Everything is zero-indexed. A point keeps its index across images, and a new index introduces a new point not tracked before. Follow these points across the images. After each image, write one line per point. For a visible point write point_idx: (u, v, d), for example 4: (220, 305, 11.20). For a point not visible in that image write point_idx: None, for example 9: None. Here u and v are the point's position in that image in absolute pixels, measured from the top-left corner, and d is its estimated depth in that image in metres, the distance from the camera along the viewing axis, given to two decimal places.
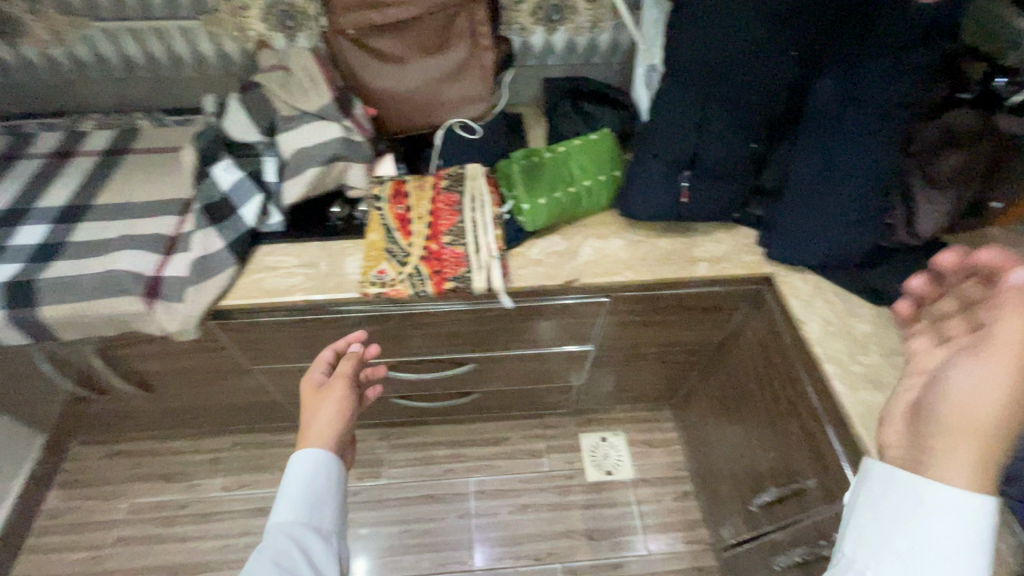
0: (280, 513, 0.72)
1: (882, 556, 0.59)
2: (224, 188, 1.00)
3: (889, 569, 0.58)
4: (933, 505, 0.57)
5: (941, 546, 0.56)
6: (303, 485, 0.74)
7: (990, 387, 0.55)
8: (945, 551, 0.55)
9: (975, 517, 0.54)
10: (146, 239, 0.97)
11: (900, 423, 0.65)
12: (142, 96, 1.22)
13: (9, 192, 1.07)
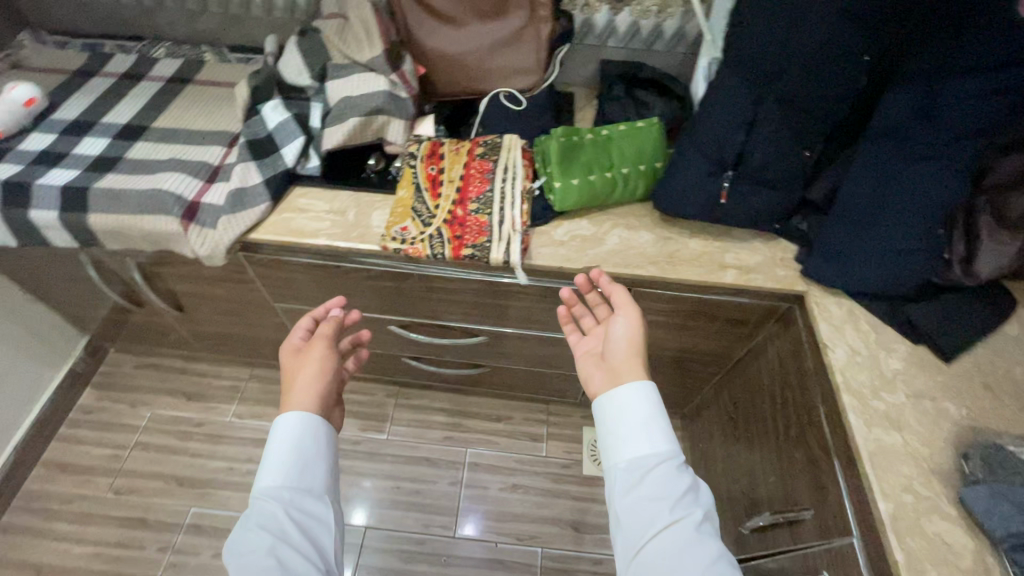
0: (267, 482, 0.81)
1: (628, 463, 0.77)
2: (270, 127, 1.03)
3: (635, 470, 0.76)
4: (630, 409, 0.78)
5: (640, 431, 0.77)
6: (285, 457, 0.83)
7: (634, 330, 0.85)
8: (644, 431, 0.77)
9: (643, 395, 0.79)
10: (192, 165, 1.01)
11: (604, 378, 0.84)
12: (211, 31, 1.26)
13: (80, 104, 1.14)
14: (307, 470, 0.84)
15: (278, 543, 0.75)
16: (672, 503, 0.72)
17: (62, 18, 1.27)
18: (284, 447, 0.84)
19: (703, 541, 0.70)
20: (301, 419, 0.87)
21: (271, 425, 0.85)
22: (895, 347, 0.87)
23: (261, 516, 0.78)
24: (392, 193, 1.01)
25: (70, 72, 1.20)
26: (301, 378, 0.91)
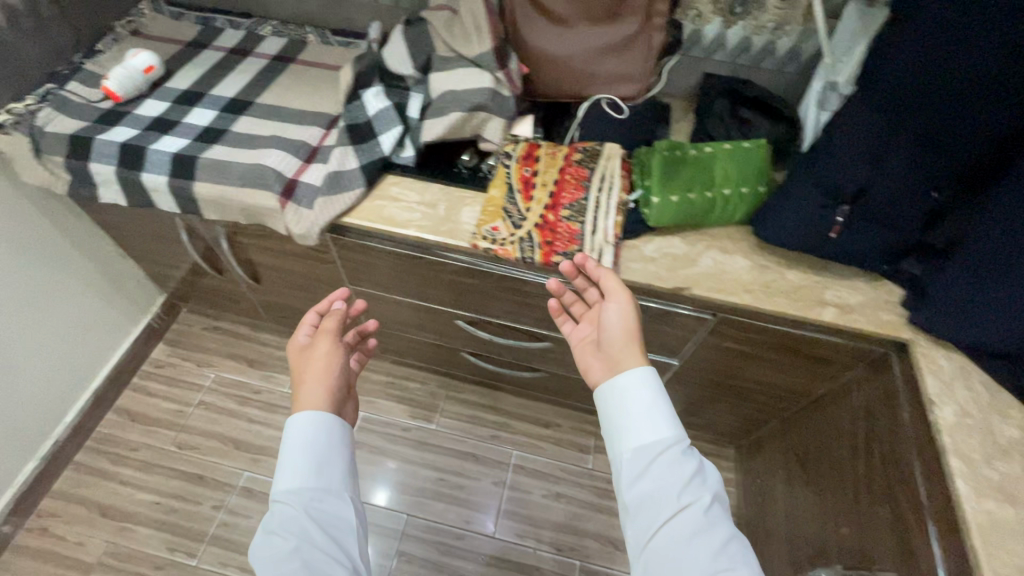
0: (287, 482, 0.81)
1: (633, 454, 0.73)
2: (370, 113, 1.04)
3: (643, 460, 0.72)
4: (634, 396, 0.76)
5: (646, 419, 0.74)
6: (305, 456, 0.83)
7: (627, 315, 0.81)
8: (650, 418, 0.74)
9: (645, 379, 0.76)
10: (293, 144, 1.04)
11: (604, 368, 0.81)
12: (317, 12, 1.28)
13: (192, 74, 1.18)
14: (326, 466, 0.84)
15: (300, 545, 0.75)
16: (681, 491, 0.69)
17: None
18: (302, 445, 0.84)
19: (715, 526, 0.68)
20: (314, 415, 0.87)
21: (288, 424, 0.85)
22: (1009, 413, 0.81)
23: (284, 518, 0.78)
24: (483, 190, 1.00)
25: (183, 43, 1.25)
26: (309, 377, 0.91)
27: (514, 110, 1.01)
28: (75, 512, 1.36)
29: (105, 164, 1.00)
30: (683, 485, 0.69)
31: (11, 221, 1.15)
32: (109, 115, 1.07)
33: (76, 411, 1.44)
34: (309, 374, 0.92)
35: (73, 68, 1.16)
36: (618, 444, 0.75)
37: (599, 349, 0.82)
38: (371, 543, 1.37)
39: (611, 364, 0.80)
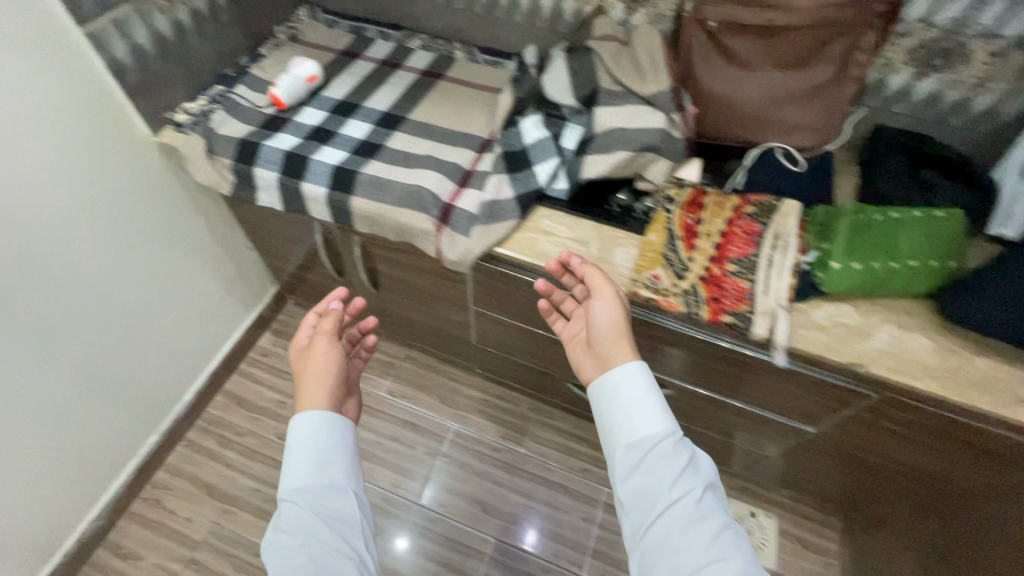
0: (292, 481, 0.80)
1: (627, 450, 0.76)
2: (526, 142, 1.02)
3: (636, 454, 0.75)
4: (626, 392, 0.79)
5: (638, 414, 0.77)
6: (309, 454, 0.82)
7: (614, 312, 0.83)
8: (643, 414, 0.77)
9: (635, 374, 0.79)
10: (447, 166, 1.03)
11: (595, 365, 0.84)
12: (467, 29, 1.28)
13: (346, 84, 1.20)
14: (331, 464, 0.83)
15: (307, 541, 0.74)
16: (671, 485, 0.72)
17: None
18: (306, 446, 0.83)
19: (708, 517, 0.70)
20: (318, 414, 0.86)
21: (290, 427, 0.84)
22: None
23: (291, 520, 0.77)
24: (638, 232, 0.96)
25: (337, 52, 1.27)
26: (309, 376, 0.90)
27: (681, 153, 0.96)
28: (184, 489, 1.42)
29: (269, 170, 1.03)
30: (676, 478, 0.72)
31: (167, 213, 1.21)
32: (272, 122, 1.10)
33: (192, 392, 1.50)
34: (309, 373, 0.91)
35: (239, 71, 1.20)
36: (611, 440, 0.79)
37: (592, 349, 0.85)
38: (403, 533, 1.40)
39: (603, 362, 0.83)
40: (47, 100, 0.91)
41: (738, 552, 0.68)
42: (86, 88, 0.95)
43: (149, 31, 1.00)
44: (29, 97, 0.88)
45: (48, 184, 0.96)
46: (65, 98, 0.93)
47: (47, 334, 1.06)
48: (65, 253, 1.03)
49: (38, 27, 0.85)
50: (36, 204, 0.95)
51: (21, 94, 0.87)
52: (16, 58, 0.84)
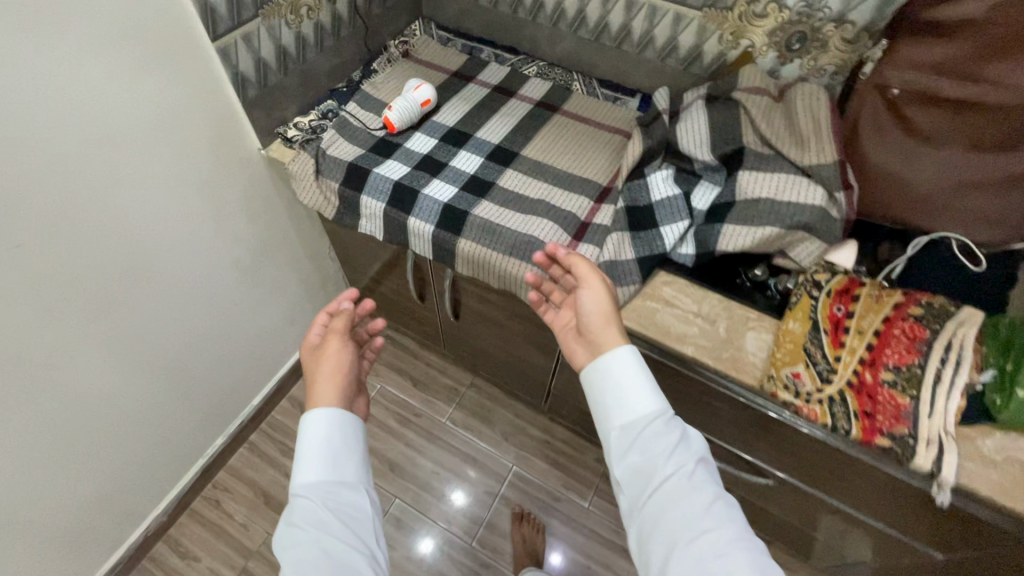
0: (304, 476, 0.76)
1: (619, 427, 0.75)
2: (653, 198, 0.93)
3: (628, 431, 0.74)
4: (617, 371, 0.77)
5: (630, 392, 0.76)
6: (323, 448, 0.78)
7: (603, 301, 0.79)
8: (635, 393, 0.76)
9: (627, 355, 0.77)
10: (562, 215, 0.96)
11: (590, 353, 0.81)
12: (589, 60, 1.19)
13: (458, 110, 1.14)
14: (342, 462, 0.79)
15: (318, 532, 0.70)
16: (664, 462, 0.71)
17: (453, 15, 1.29)
18: (317, 443, 0.78)
19: (700, 490, 0.69)
20: (330, 414, 0.81)
21: (300, 427, 0.80)
22: None
23: (303, 518, 0.72)
24: (773, 316, 0.86)
25: (450, 73, 1.22)
26: (323, 376, 0.86)
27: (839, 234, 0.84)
28: (244, 493, 1.42)
29: (377, 200, 0.99)
30: (670, 453, 0.71)
31: (264, 222, 1.20)
32: (382, 146, 1.05)
33: (261, 395, 1.50)
34: (324, 375, 0.86)
35: (351, 86, 1.16)
36: (604, 418, 0.78)
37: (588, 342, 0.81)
38: (428, 534, 1.39)
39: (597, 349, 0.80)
40: (165, 109, 0.89)
41: (734, 524, 0.67)
42: (204, 98, 0.93)
43: (274, 46, 0.97)
44: (148, 106, 0.86)
45: (156, 193, 0.95)
46: (182, 107, 0.91)
47: (140, 339, 1.06)
48: (164, 259, 1.02)
49: (167, 37, 0.83)
50: (142, 211, 0.94)
51: (141, 102, 0.85)
52: (140, 66, 0.82)
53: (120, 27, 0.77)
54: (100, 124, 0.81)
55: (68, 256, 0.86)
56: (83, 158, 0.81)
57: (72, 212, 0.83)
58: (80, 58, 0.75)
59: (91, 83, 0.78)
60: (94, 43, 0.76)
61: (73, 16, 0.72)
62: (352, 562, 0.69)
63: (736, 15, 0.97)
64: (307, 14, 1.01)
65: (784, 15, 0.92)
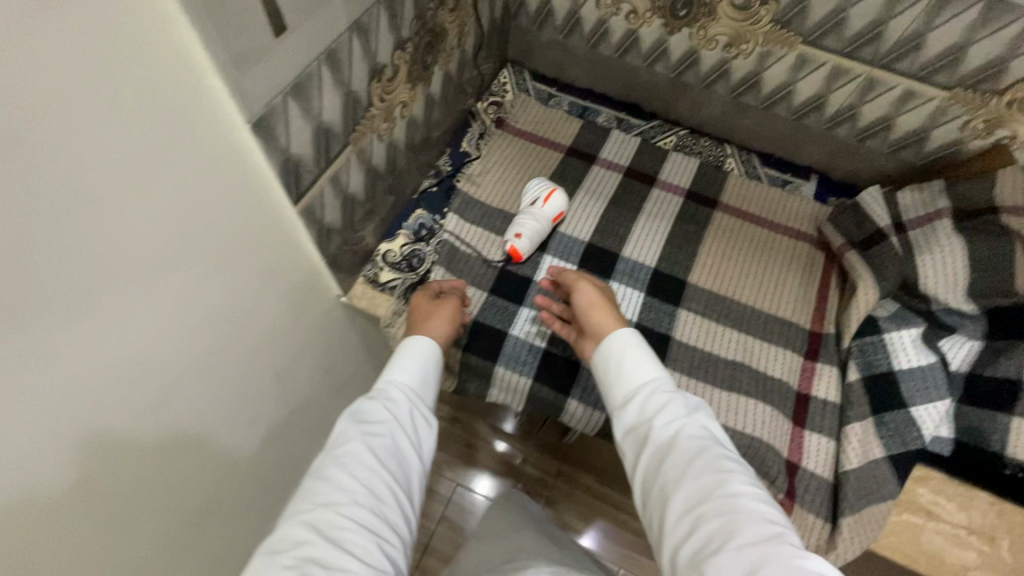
0: (400, 371, 0.63)
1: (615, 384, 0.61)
2: (898, 366, 0.70)
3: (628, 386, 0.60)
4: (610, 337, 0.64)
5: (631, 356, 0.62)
6: (421, 361, 0.65)
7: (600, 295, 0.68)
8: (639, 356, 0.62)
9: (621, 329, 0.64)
10: (773, 387, 0.73)
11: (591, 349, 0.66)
12: (745, 129, 0.92)
13: (591, 210, 0.86)
14: (431, 386, 0.65)
15: (389, 429, 0.56)
16: (668, 413, 0.55)
17: (555, 61, 0.97)
18: (417, 356, 0.65)
19: (717, 448, 0.53)
20: (431, 352, 0.66)
21: (403, 340, 0.67)
22: None
23: (387, 403, 0.59)
24: None
25: (565, 148, 0.92)
26: (437, 321, 0.69)
27: None
28: None
29: (519, 376, 0.73)
30: (679, 409, 0.56)
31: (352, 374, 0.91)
32: (510, 285, 0.78)
33: None
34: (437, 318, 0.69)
35: (442, 183, 0.88)
36: (600, 383, 0.63)
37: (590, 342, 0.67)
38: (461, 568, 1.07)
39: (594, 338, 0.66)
40: (247, 313, 0.57)
41: (755, 490, 0.49)
42: (288, 274, 0.62)
43: (363, 170, 0.67)
44: (227, 324, 0.54)
45: (251, 423, 0.63)
46: (266, 304, 0.60)
47: None
48: (267, 493, 0.73)
49: (242, 215, 0.50)
50: (240, 463, 0.63)
51: (223, 327, 0.54)
52: (213, 275, 0.50)
53: (182, 230, 0.44)
54: (178, 386, 0.49)
55: (167, 574, 0.55)
56: (166, 458, 0.50)
57: (165, 523, 0.52)
58: (134, 313, 0.42)
59: (156, 334, 0.45)
60: (152, 275, 0.43)
61: (122, 274, 0.40)
62: (411, 477, 0.56)
63: (1004, 101, 0.70)
64: (401, 113, 0.70)
65: None
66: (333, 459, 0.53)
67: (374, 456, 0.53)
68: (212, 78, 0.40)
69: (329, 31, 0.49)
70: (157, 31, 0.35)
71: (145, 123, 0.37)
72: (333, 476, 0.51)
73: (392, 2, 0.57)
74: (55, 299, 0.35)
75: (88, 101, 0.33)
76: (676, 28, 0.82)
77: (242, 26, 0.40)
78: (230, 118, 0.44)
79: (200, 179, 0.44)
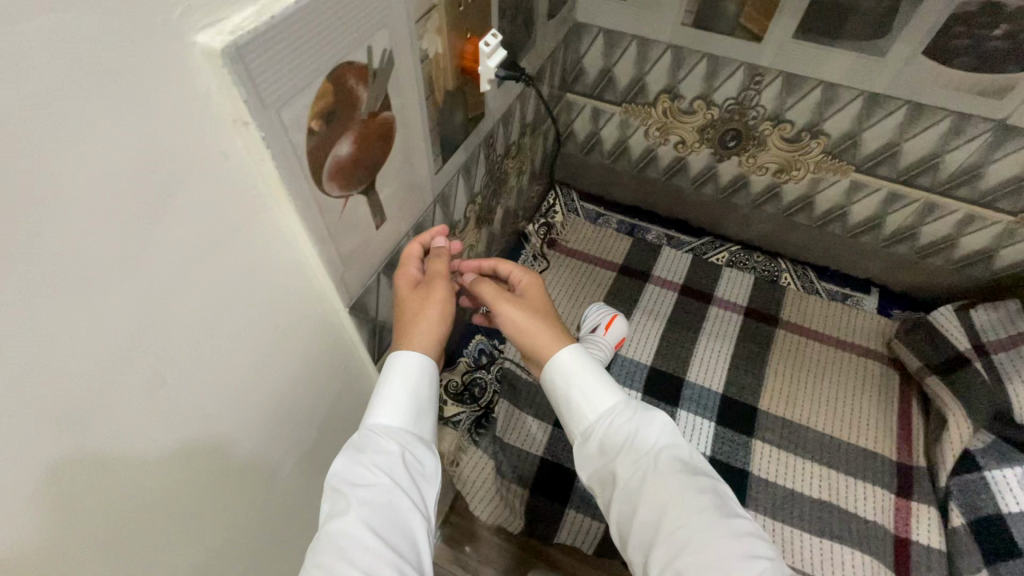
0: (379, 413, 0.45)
1: (582, 413, 0.49)
2: (1005, 509, 0.65)
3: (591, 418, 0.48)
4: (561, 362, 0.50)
5: (588, 385, 0.49)
6: (406, 392, 0.46)
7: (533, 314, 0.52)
8: (596, 383, 0.49)
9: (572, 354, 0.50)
10: (866, 532, 0.67)
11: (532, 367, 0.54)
12: (798, 244, 0.92)
13: (651, 332, 0.85)
14: (428, 417, 0.48)
15: (383, 489, 0.41)
16: (648, 449, 0.45)
17: (602, 182, 1.01)
18: (405, 380, 0.46)
19: (705, 493, 0.42)
20: (421, 374, 0.47)
21: (386, 360, 0.47)
22: None
23: (375, 455, 0.43)
24: None
25: (618, 267, 0.93)
26: (427, 321, 0.48)
27: None
28: None
29: (592, 520, 0.69)
30: (656, 445, 0.45)
31: None
32: None
33: None
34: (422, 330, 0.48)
35: None
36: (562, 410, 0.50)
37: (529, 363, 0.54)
38: None
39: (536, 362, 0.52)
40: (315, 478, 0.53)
41: (742, 523, 0.41)
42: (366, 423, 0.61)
43: None
44: (296, 495, 0.50)
45: None
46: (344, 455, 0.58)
47: None
48: None
49: (320, 381, 0.48)
50: None
51: (300, 490, 0.51)
52: (291, 435, 0.47)
53: (256, 409, 0.41)
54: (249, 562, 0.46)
55: None
56: None
57: None
58: (218, 510, 0.40)
59: (235, 515, 0.42)
60: (230, 463, 0.40)
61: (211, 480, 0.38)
62: (426, 546, 0.42)
63: None
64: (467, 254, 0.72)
65: None
66: (325, 543, 0.38)
67: (374, 528, 0.39)
68: (313, 271, 0.40)
69: (419, 207, 0.52)
70: (275, 241, 0.35)
71: (253, 323, 0.36)
72: (325, 561, 0.37)
73: (469, 167, 0.60)
74: (145, 522, 0.33)
75: (211, 321, 0.33)
76: (724, 157, 0.85)
77: (353, 225, 0.42)
78: (327, 295, 0.43)
79: (281, 358, 0.41)
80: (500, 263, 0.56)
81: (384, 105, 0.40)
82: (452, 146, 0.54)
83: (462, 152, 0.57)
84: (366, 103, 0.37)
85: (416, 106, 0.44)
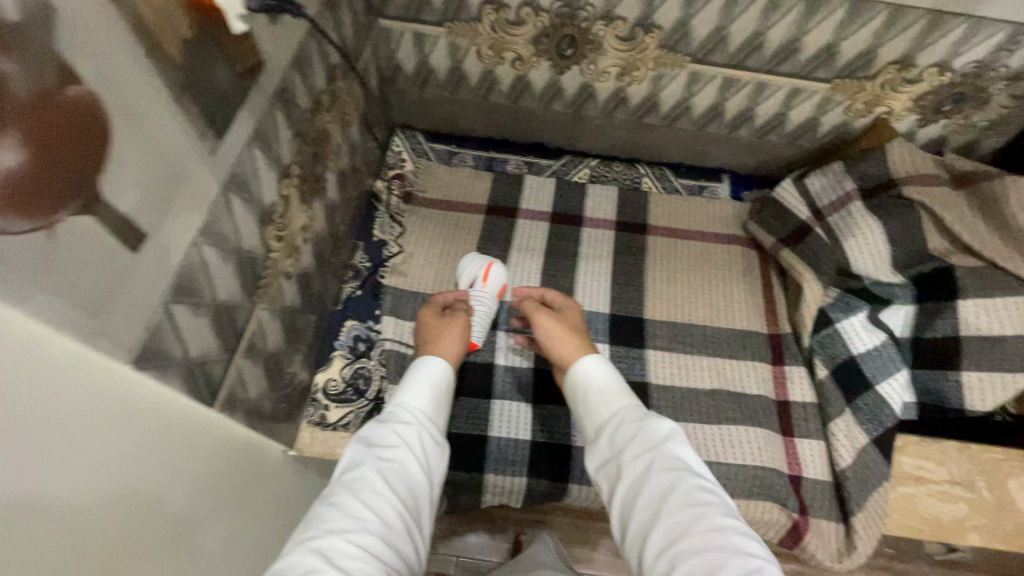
0: (408, 396, 0.54)
1: (594, 415, 0.54)
2: (856, 351, 0.72)
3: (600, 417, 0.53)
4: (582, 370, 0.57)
5: (605, 391, 0.54)
6: (430, 384, 0.55)
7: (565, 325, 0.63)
8: (611, 391, 0.54)
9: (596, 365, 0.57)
10: (754, 405, 0.73)
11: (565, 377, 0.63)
12: (652, 147, 0.92)
13: (532, 270, 0.81)
14: (445, 411, 0.56)
15: (398, 455, 0.48)
16: (648, 444, 0.48)
17: (446, 117, 0.91)
18: (429, 375, 0.56)
19: (697, 482, 0.45)
20: (443, 373, 0.57)
21: (417, 360, 0.57)
22: None
23: (399, 426, 0.50)
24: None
25: (483, 209, 0.86)
26: (446, 336, 0.63)
27: None
28: None
29: (513, 477, 0.67)
30: (655, 440, 0.48)
31: None
32: (473, 380, 0.72)
33: None
34: (447, 338, 0.62)
35: (365, 284, 0.79)
36: (580, 413, 0.56)
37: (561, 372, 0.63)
38: None
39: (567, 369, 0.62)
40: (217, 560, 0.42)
41: (740, 525, 0.42)
42: (241, 469, 0.49)
43: (278, 316, 0.57)
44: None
45: None
46: (235, 517, 0.46)
47: None
48: None
49: (164, 463, 0.37)
50: None
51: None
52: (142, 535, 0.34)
53: (75, 512, 0.29)
54: None
55: None
56: None
57: None
58: None
59: None
60: None
61: None
62: (425, 507, 0.47)
63: (878, 83, 0.74)
64: (303, 238, 0.61)
65: (943, 81, 0.72)
66: (343, 484, 0.45)
67: (386, 481, 0.45)
68: (43, 329, 0.27)
69: (201, 206, 0.40)
70: None
71: None
72: (340, 500, 0.43)
73: (264, 135, 0.48)
74: None
75: None
76: (565, 67, 0.79)
77: (81, 261, 0.29)
78: (75, 348, 0.29)
79: (83, 439, 0.29)
80: (546, 292, 0.70)
81: (64, 77, 0.27)
82: (226, 114, 0.41)
83: (245, 119, 0.44)
84: (17, 80, 0.24)
85: (133, 71, 0.31)
